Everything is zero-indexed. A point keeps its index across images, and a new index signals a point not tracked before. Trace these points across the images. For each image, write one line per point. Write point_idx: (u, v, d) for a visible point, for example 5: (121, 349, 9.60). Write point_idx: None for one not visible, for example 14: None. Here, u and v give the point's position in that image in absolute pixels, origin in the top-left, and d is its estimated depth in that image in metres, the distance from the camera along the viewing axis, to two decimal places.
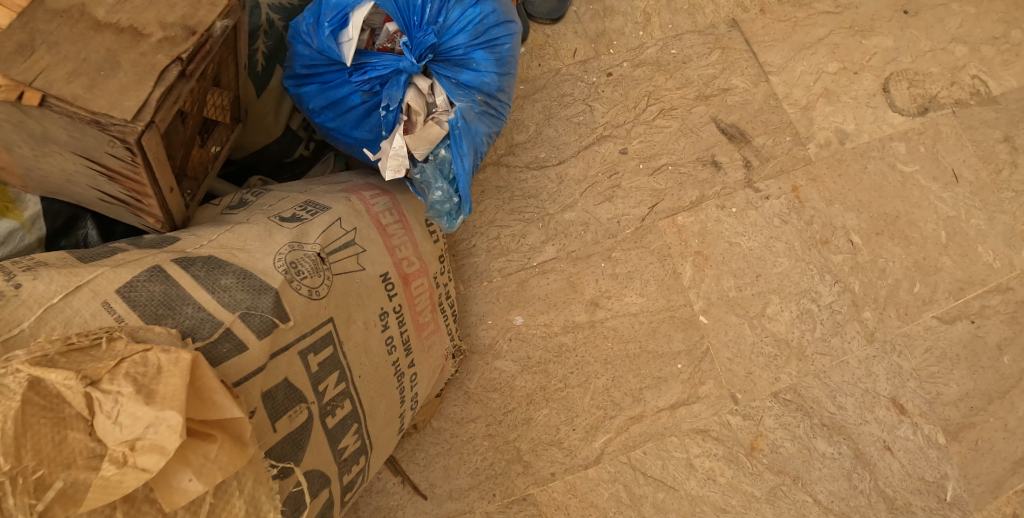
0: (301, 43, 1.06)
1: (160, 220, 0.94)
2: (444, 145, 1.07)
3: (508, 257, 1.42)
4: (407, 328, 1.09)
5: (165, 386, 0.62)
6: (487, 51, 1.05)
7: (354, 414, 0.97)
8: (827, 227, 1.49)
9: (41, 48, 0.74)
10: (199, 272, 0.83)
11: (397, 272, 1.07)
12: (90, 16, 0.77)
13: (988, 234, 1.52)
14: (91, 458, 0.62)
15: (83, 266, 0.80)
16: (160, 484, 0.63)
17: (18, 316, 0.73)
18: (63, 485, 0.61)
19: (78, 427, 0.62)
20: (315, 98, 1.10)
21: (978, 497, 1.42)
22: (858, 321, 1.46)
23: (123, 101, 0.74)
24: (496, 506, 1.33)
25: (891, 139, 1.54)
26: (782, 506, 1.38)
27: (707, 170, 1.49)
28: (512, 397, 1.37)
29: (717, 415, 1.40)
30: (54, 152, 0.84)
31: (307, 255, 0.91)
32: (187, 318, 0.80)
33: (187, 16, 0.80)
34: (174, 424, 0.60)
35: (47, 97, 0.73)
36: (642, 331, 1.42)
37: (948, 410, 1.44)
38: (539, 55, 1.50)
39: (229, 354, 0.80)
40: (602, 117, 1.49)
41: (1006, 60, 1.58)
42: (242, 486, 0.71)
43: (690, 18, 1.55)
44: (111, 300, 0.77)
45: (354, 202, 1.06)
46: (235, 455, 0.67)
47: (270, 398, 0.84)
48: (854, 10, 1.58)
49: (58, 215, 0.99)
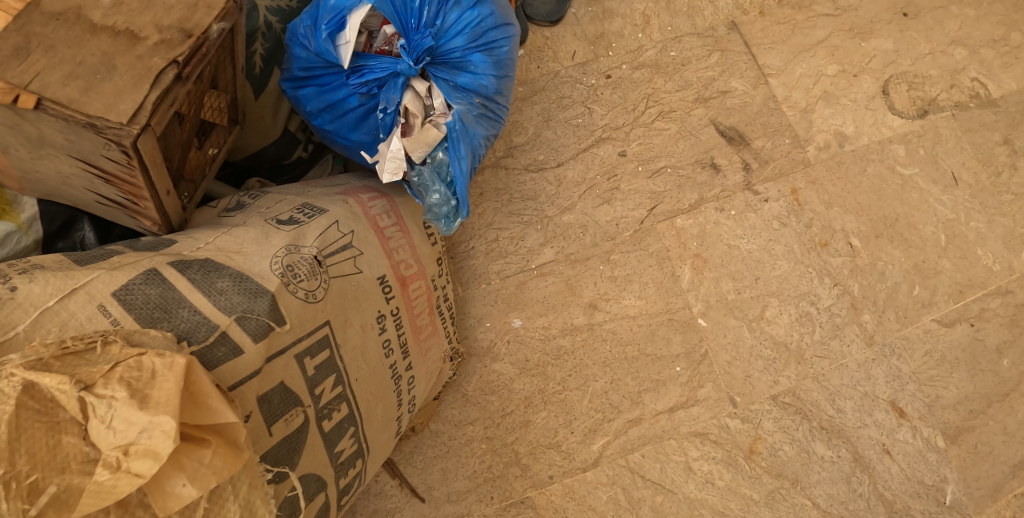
0: (298, 45, 1.05)
1: (157, 222, 0.94)
2: (441, 148, 1.06)
3: (506, 259, 1.42)
4: (405, 331, 1.09)
5: (159, 391, 0.62)
6: (484, 53, 1.05)
7: (351, 417, 0.97)
8: (826, 229, 1.48)
9: (37, 51, 0.74)
10: (195, 275, 0.83)
11: (395, 275, 1.07)
12: (87, 19, 0.76)
13: (988, 237, 1.51)
14: (85, 462, 0.62)
15: (80, 269, 0.80)
16: (154, 489, 0.63)
17: (13, 319, 0.73)
18: (56, 490, 0.61)
19: (73, 431, 0.62)
20: (312, 100, 1.10)
21: (977, 501, 1.41)
22: (857, 324, 1.46)
23: (119, 104, 0.74)
24: (494, 509, 1.32)
25: (891, 142, 1.54)
26: (781, 509, 1.38)
27: (706, 173, 1.49)
28: (510, 400, 1.37)
29: (717, 418, 1.40)
30: (50, 155, 0.84)
31: (304, 258, 0.91)
32: (183, 322, 0.79)
33: (184, 19, 0.79)
34: (168, 429, 0.60)
35: (42, 101, 0.73)
36: (641, 334, 1.41)
37: (948, 414, 1.44)
38: (538, 57, 1.50)
39: (224, 357, 0.80)
40: (601, 119, 1.49)
41: (1005, 62, 1.58)
42: (237, 490, 0.71)
43: (689, 20, 1.55)
44: (107, 303, 0.77)
45: (352, 205, 1.06)
46: (230, 460, 0.66)
47: (265, 401, 0.83)
48: (854, 13, 1.58)
49: (55, 217, 0.99)
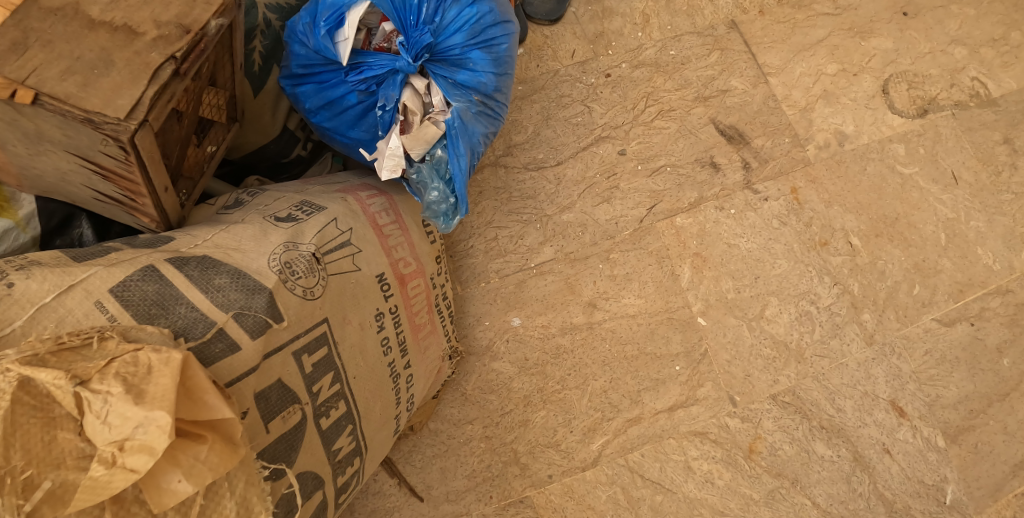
0: (297, 43, 1.05)
1: (154, 219, 0.94)
2: (440, 146, 1.06)
3: (506, 257, 1.42)
4: (404, 330, 1.08)
5: (155, 386, 0.62)
6: (484, 50, 1.05)
7: (349, 415, 0.97)
8: (826, 228, 1.48)
9: (35, 46, 0.74)
10: (193, 271, 0.83)
11: (393, 273, 1.06)
12: (85, 15, 0.76)
13: (988, 236, 1.51)
14: (80, 458, 0.61)
15: (76, 265, 0.80)
16: (149, 485, 0.62)
17: (10, 316, 0.73)
18: (52, 485, 0.60)
19: (68, 427, 0.61)
20: (311, 98, 1.09)
21: (977, 501, 1.41)
22: (857, 323, 1.45)
23: (117, 100, 0.74)
24: (493, 509, 1.32)
25: (891, 141, 1.53)
26: (780, 508, 1.37)
27: (706, 172, 1.48)
28: (509, 399, 1.37)
29: (716, 417, 1.39)
30: (48, 152, 0.84)
31: (302, 255, 0.91)
32: (181, 318, 0.79)
33: (182, 15, 0.79)
34: (164, 425, 0.60)
35: (40, 96, 0.73)
36: (640, 333, 1.41)
37: (948, 413, 1.44)
38: (537, 56, 1.50)
39: (222, 353, 0.79)
40: (601, 117, 1.49)
41: (1006, 61, 1.58)
42: (234, 487, 0.70)
43: (689, 19, 1.55)
44: (105, 300, 0.77)
45: (351, 202, 1.06)
46: (226, 456, 0.66)
47: (263, 398, 0.83)
48: (854, 12, 1.58)
49: (53, 215, 0.99)
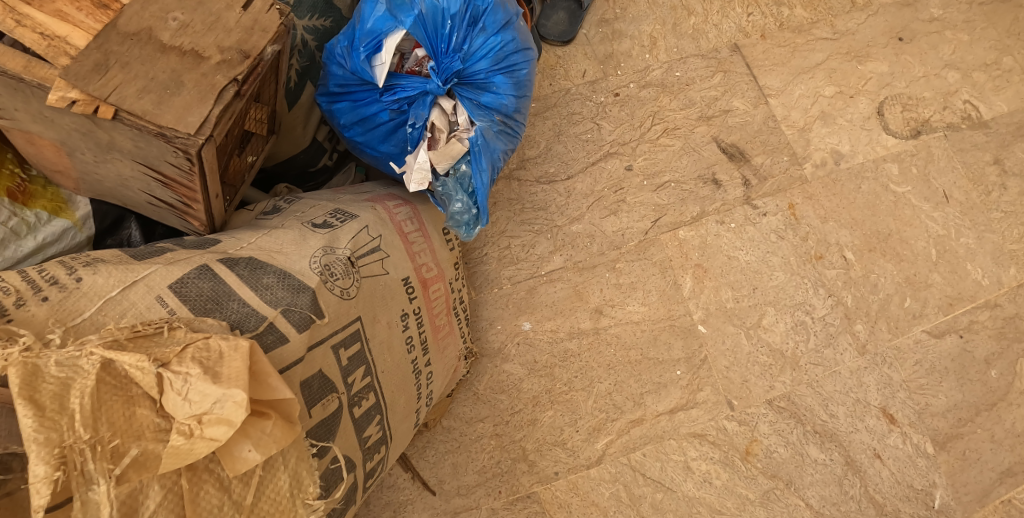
0: (335, 64, 1.14)
1: (204, 223, 1.04)
2: (465, 161, 1.15)
3: (518, 265, 1.50)
4: (425, 329, 1.17)
5: (228, 368, 0.71)
6: (506, 75, 1.13)
7: (377, 406, 1.05)
8: (821, 243, 1.57)
9: (115, 67, 0.82)
10: (243, 271, 0.92)
11: (417, 277, 1.16)
12: (157, 40, 0.85)
13: (977, 252, 1.60)
14: (158, 431, 0.71)
15: (137, 263, 0.89)
16: (224, 453, 0.71)
17: (80, 306, 0.82)
18: (136, 453, 0.70)
19: (145, 404, 0.71)
20: (346, 114, 1.19)
21: (965, 505, 1.49)
22: (850, 333, 1.54)
23: (187, 117, 0.83)
24: (502, 503, 1.40)
25: (885, 160, 1.62)
26: (775, 509, 1.45)
27: (707, 188, 1.57)
28: (519, 399, 1.45)
29: (715, 420, 1.48)
30: (115, 160, 0.93)
31: (339, 259, 1.00)
32: (234, 313, 0.88)
33: (242, 41, 0.88)
34: (240, 400, 0.68)
35: (119, 111, 0.82)
36: (644, 338, 1.50)
37: (937, 421, 1.52)
38: (550, 75, 1.59)
39: (273, 344, 0.88)
40: (609, 134, 1.58)
41: (997, 85, 1.67)
42: (287, 461, 0.79)
43: (694, 42, 1.65)
44: (165, 294, 0.86)
45: (379, 211, 1.15)
46: (288, 431, 0.74)
47: (306, 386, 0.92)
48: (852, 37, 1.68)
49: (106, 216, 1.10)
